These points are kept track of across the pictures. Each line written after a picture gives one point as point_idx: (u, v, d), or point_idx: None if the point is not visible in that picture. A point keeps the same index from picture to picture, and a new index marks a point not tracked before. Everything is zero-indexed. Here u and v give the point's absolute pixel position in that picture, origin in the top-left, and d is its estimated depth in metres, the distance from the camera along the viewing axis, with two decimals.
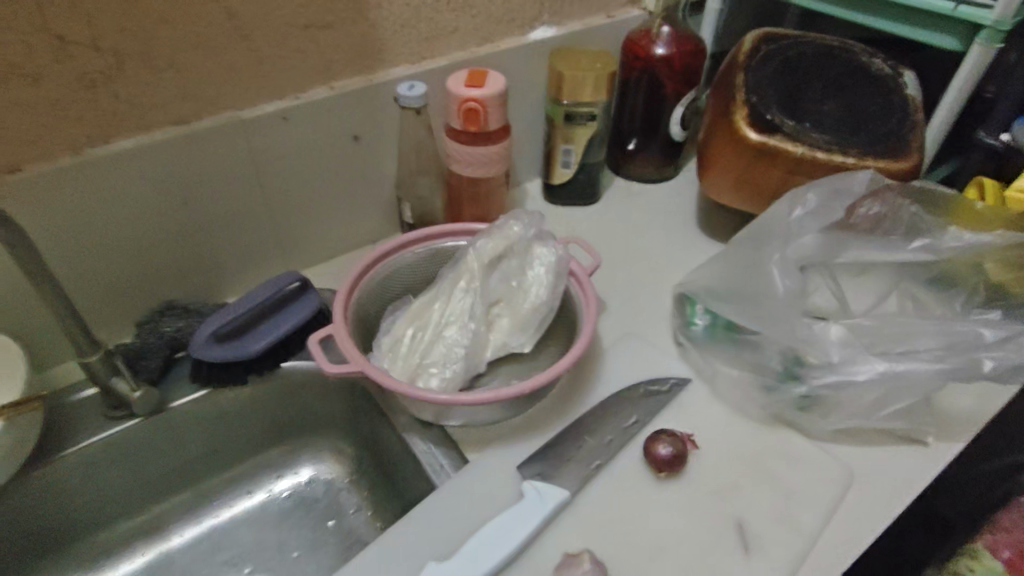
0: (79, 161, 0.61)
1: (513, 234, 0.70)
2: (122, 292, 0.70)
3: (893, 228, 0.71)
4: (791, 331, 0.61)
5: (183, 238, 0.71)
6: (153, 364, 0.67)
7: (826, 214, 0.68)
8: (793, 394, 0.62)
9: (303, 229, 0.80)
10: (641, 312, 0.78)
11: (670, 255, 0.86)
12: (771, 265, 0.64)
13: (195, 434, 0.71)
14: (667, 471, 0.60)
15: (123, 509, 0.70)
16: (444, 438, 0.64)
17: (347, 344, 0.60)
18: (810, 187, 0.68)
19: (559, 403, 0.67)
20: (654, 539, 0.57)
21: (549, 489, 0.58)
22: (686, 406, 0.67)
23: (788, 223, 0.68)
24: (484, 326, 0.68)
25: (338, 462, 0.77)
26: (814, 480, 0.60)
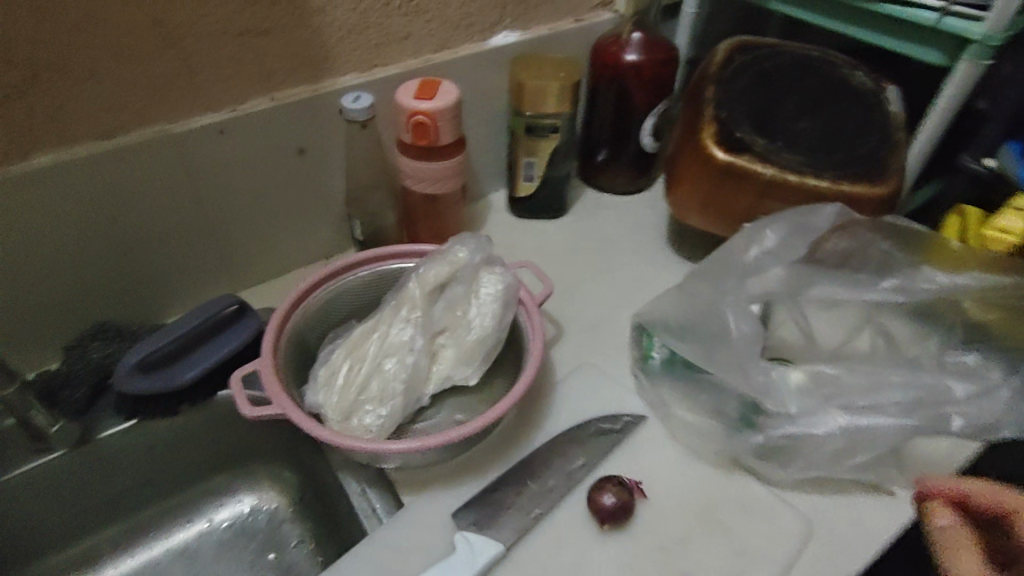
0: None
1: (459, 259, 0.66)
2: (47, 319, 0.64)
3: (864, 264, 0.69)
4: (745, 378, 0.58)
5: (113, 260, 0.65)
6: (78, 394, 0.63)
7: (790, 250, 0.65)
8: (751, 443, 0.58)
9: (251, 248, 0.74)
10: (600, 340, 0.73)
11: (637, 276, 0.82)
12: (723, 308, 0.61)
13: (124, 465, 0.66)
14: (610, 524, 0.57)
15: (48, 543, 0.65)
16: (379, 479, 0.61)
17: (271, 384, 0.56)
18: (769, 224, 0.65)
19: (504, 443, 0.63)
20: None
21: (482, 543, 0.55)
22: (641, 448, 0.62)
23: (742, 260, 0.65)
24: (426, 358, 0.64)
25: (280, 491, 0.72)
26: (772, 535, 0.57)
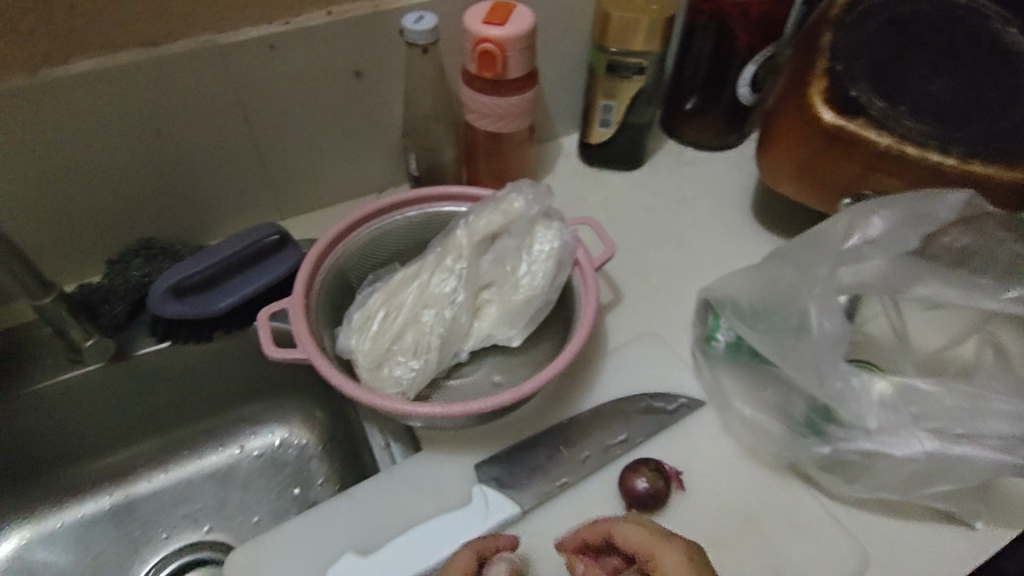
0: (32, 81, 0.53)
1: (512, 210, 0.60)
2: (86, 228, 0.64)
3: (984, 265, 0.58)
4: (818, 382, 0.50)
5: (160, 174, 0.64)
6: (117, 309, 0.63)
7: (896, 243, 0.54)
8: (814, 452, 0.51)
9: (298, 174, 0.71)
10: (662, 312, 0.67)
11: (711, 244, 0.74)
12: (805, 301, 0.52)
13: (163, 382, 0.67)
14: (638, 509, 0.52)
15: (89, 448, 0.67)
16: (404, 434, 0.58)
17: (299, 323, 0.53)
18: (877, 207, 0.54)
19: (541, 412, 0.58)
20: None
21: (498, 501, 0.51)
22: (690, 434, 0.57)
23: (837, 251, 0.54)
24: (468, 313, 0.59)
25: (312, 429, 0.71)
26: (822, 554, 0.51)
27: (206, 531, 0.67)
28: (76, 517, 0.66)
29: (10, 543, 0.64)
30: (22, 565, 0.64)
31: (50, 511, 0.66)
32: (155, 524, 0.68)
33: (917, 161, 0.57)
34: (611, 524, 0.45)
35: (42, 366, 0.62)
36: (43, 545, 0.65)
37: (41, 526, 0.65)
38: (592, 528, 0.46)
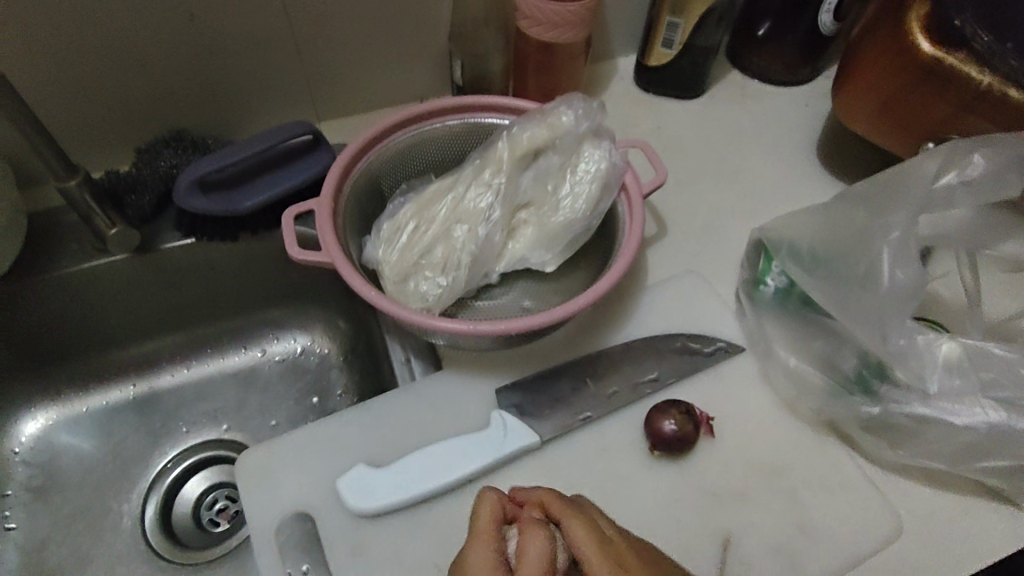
0: None
1: (560, 124, 0.55)
2: (113, 111, 0.61)
3: None
4: (879, 338, 0.46)
5: (192, 61, 0.60)
6: (143, 201, 0.60)
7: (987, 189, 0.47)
8: (861, 411, 0.48)
9: (334, 74, 0.67)
10: (708, 252, 0.62)
11: (768, 185, 0.69)
12: (879, 246, 0.47)
13: (188, 281, 0.65)
14: (661, 451, 0.50)
15: (115, 338, 0.67)
16: (426, 351, 0.56)
17: (324, 227, 0.50)
18: (981, 144, 0.47)
19: (570, 342, 0.56)
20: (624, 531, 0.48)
21: (516, 427, 0.49)
22: (725, 381, 0.54)
23: (927, 191, 0.48)
24: (503, 232, 0.56)
25: (334, 339, 0.70)
26: (851, 517, 0.48)
27: (225, 430, 0.68)
28: (100, 404, 0.67)
29: (37, 422, 0.65)
30: (48, 445, 0.65)
31: (77, 396, 0.67)
32: (176, 419, 0.68)
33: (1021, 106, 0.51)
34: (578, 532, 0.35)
35: (68, 252, 0.61)
36: (68, 428, 0.66)
37: (69, 409, 0.66)
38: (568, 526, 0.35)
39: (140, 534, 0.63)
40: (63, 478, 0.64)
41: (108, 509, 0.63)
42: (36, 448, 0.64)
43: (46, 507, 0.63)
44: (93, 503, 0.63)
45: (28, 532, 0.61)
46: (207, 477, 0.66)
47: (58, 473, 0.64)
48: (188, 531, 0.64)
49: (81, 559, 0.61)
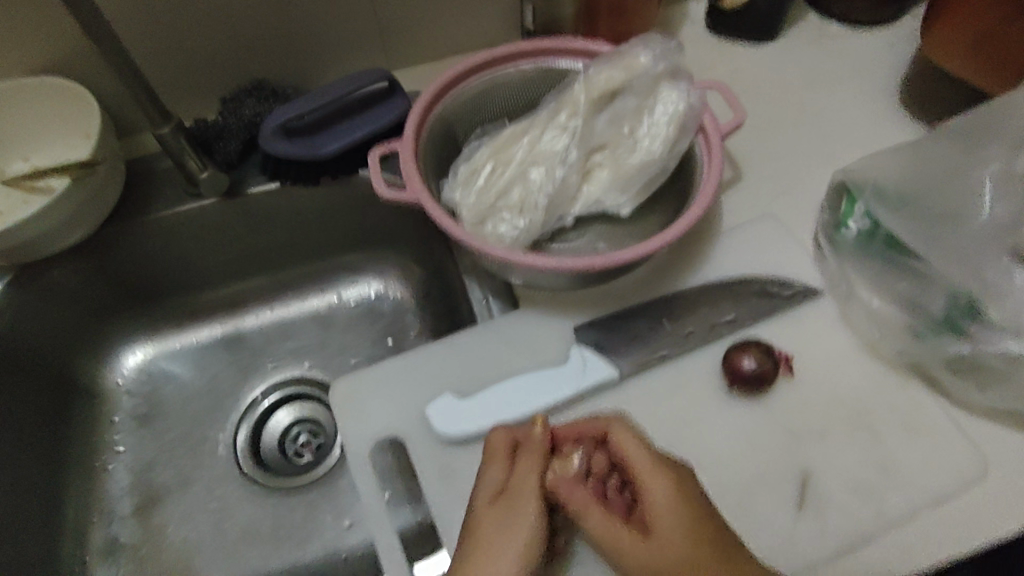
0: None
1: (637, 64, 0.55)
2: (200, 64, 0.64)
3: None
4: (972, 273, 0.47)
5: (272, 11, 0.62)
6: (230, 147, 0.63)
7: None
8: (946, 351, 0.48)
9: (405, 23, 0.67)
10: (783, 196, 0.61)
11: (848, 127, 0.66)
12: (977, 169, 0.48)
13: (272, 224, 0.68)
14: (739, 388, 0.50)
15: (204, 279, 0.71)
16: (503, 290, 0.57)
17: (409, 165, 0.52)
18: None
19: (646, 282, 0.56)
20: (699, 451, 0.49)
21: (596, 362, 0.51)
22: (802, 322, 0.54)
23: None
24: (577, 175, 0.56)
25: (408, 283, 0.73)
26: (929, 459, 0.48)
27: (308, 367, 0.72)
28: (192, 341, 0.72)
29: (138, 356, 0.70)
30: (150, 378, 0.70)
31: (170, 333, 0.72)
32: (262, 357, 0.72)
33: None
34: (643, 446, 0.43)
35: (163, 195, 0.64)
36: (165, 362, 0.71)
37: (162, 346, 0.71)
38: (630, 449, 0.43)
39: (235, 459, 0.67)
40: (164, 407, 0.69)
41: (206, 438, 0.68)
42: (138, 381, 0.70)
43: (151, 434, 0.68)
44: (191, 431, 0.68)
45: (136, 455, 0.67)
46: (294, 410, 0.70)
47: (160, 404, 0.69)
48: (276, 460, 0.68)
49: (184, 482, 0.66)
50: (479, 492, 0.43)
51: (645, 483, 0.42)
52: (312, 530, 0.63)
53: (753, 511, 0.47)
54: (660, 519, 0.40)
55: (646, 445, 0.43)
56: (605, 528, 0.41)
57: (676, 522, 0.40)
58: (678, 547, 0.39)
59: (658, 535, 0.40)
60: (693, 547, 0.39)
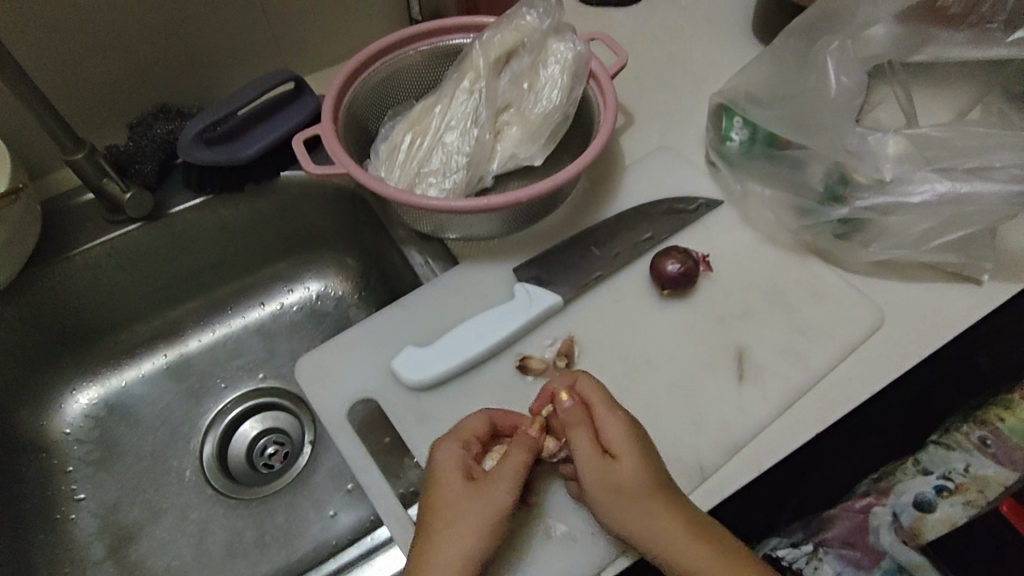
0: None
1: (525, 25, 0.60)
2: (101, 93, 0.64)
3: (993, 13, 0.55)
4: (838, 143, 0.54)
5: (166, 32, 0.63)
6: (147, 168, 0.63)
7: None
8: (831, 218, 0.55)
9: (298, 28, 0.70)
10: (673, 129, 0.68)
11: (713, 62, 0.73)
12: (822, 56, 0.56)
13: (201, 242, 0.69)
14: (670, 290, 0.56)
15: (138, 311, 0.70)
16: (441, 252, 0.61)
17: (333, 144, 0.55)
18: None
19: (571, 219, 0.61)
20: (646, 352, 0.54)
21: (539, 293, 0.55)
22: (711, 227, 0.60)
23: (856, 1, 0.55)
24: (490, 133, 0.61)
25: (347, 279, 0.75)
26: (839, 316, 0.55)
27: (261, 378, 0.72)
28: (136, 376, 0.71)
29: (82, 400, 0.69)
30: (98, 420, 0.69)
31: (113, 372, 0.70)
32: (211, 378, 0.72)
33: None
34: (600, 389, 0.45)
35: (85, 229, 0.64)
36: (113, 402, 0.70)
37: (106, 385, 0.70)
38: (588, 393, 0.45)
39: (204, 481, 0.66)
40: (119, 446, 0.68)
41: (168, 468, 0.67)
42: (86, 426, 0.68)
43: (109, 476, 0.66)
44: (153, 464, 0.67)
45: (98, 499, 0.65)
46: (258, 422, 0.70)
47: (114, 444, 0.68)
48: (246, 474, 0.68)
49: (156, 513, 0.65)
50: (447, 472, 0.44)
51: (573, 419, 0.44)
52: (298, 528, 0.63)
53: (703, 393, 0.52)
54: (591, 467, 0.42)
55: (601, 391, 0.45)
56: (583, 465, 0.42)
57: (623, 455, 0.42)
58: (612, 481, 0.42)
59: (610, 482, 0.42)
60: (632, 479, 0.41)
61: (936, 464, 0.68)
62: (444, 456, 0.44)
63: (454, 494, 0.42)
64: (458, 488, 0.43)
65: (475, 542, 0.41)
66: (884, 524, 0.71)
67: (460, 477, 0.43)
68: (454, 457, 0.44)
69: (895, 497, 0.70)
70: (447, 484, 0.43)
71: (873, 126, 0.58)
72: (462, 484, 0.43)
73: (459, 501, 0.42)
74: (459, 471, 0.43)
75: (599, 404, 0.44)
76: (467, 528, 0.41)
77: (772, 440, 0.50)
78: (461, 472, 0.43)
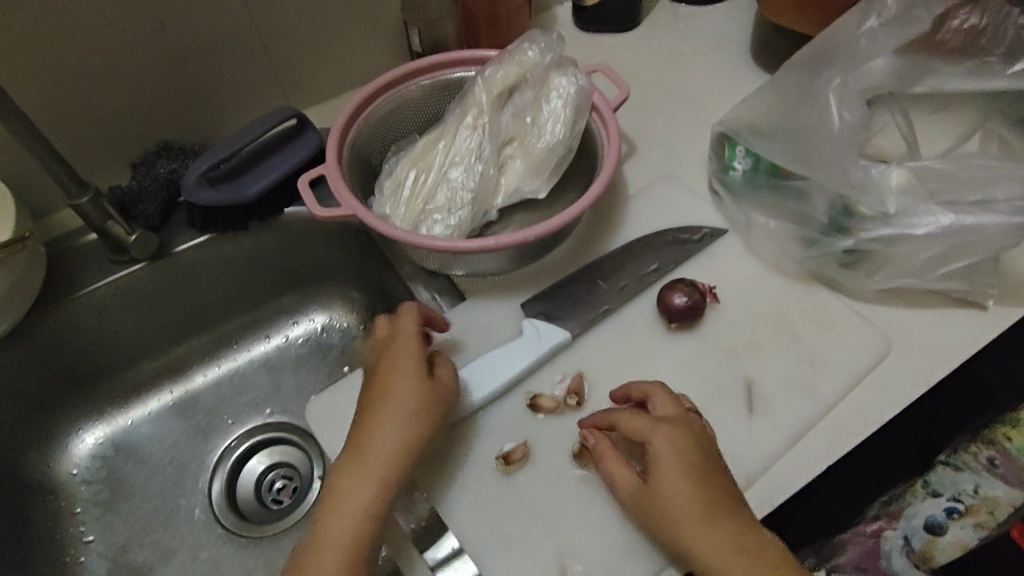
0: None
1: (527, 60, 0.61)
2: (104, 134, 0.64)
3: (993, 44, 0.56)
4: (841, 176, 0.54)
5: (169, 72, 0.63)
6: (150, 210, 0.63)
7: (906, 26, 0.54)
8: (837, 249, 0.56)
9: (300, 64, 0.70)
10: (676, 158, 0.68)
11: (713, 89, 0.74)
12: (826, 92, 0.56)
13: (205, 279, 0.69)
14: (678, 322, 0.56)
15: (143, 350, 0.70)
16: (448, 287, 0.61)
17: (339, 185, 0.55)
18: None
19: (576, 252, 0.61)
20: None
21: (548, 330, 0.55)
22: (716, 257, 0.60)
23: (856, 38, 0.56)
24: (494, 168, 0.61)
25: (352, 310, 0.75)
26: (847, 346, 0.55)
27: (268, 413, 0.72)
28: (143, 414, 0.71)
29: (88, 440, 0.69)
30: (105, 460, 0.68)
31: (119, 411, 0.70)
32: (218, 414, 0.72)
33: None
34: (639, 414, 0.47)
35: (90, 270, 0.63)
36: (119, 442, 0.69)
37: (112, 425, 0.70)
38: (627, 422, 0.47)
39: (213, 520, 0.66)
40: (127, 486, 0.67)
41: (177, 507, 0.67)
42: (93, 467, 0.68)
43: (117, 516, 0.66)
44: (162, 503, 0.67)
45: (107, 541, 0.65)
46: (265, 457, 0.70)
47: (121, 484, 0.67)
48: (255, 511, 0.68)
49: (165, 553, 0.64)
50: (399, 360, 0.48)
51: (638, 427, 0.46)
52: None
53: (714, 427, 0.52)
54: (660, 472, 0.44)
55: (647, 414, 0.46)
56: (633, 485, 0.45)
57: (666, 482, 0.43)
58: (659, 503, 0.43)
59: (663, 493, 0.43)
60: (676, 505, 0.43)
61: (946, 485, 0.67)
62: (400, 346, 0.49)
63: (402, 386, 0.47)
64: (406, 380, 0.47)
65: (412, 425, 0.46)
66: (896, 548, 0.70)
67: (413, 377, 0.47)
68: (409, 348, 0.49)
69: (905, 520, 0.69)
70: (399, 374, 0.47)
71: (876, 156, 0.59)
72: (410, 379, 0.47)
73: (401, 395, 0.47)
74: (410, 364, 0.48)
75: (649, 426, 0.45)
76: (400, 411, 0.46)
77: (783, 473, 0.50)
78: (410, 364, 0.48)
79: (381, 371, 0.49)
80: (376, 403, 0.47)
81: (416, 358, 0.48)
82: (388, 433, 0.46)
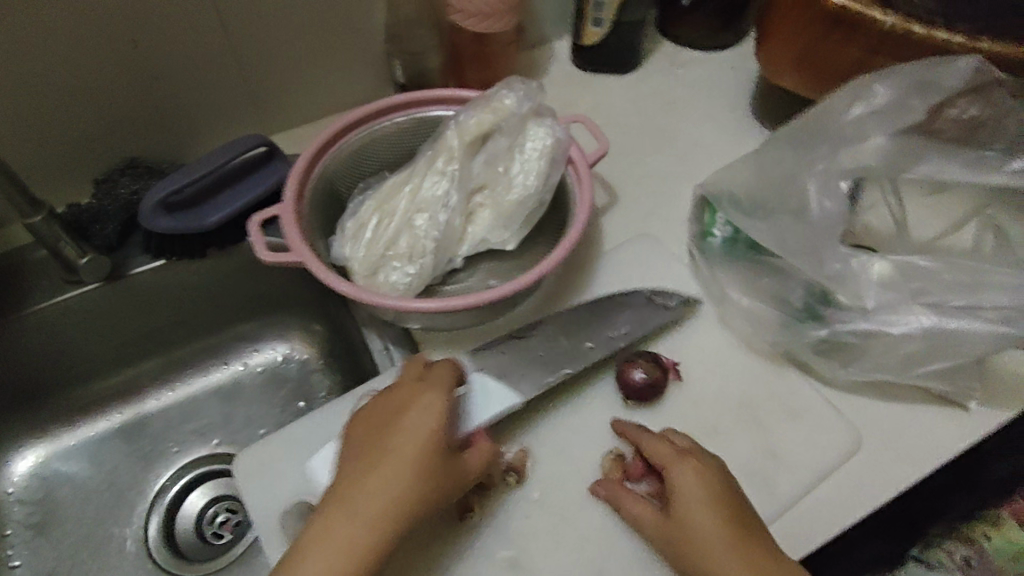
0: None
1: (504, 107, 0.58)
2: (66, 147, 0.62)
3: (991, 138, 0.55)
4: (816, 263, 0.51)
5: (137, 89, 0.61)
6: (108, 230, 0.62)
7: (895, 116, 0.53)
8: (812, 337, 0.52)
9: (278, 87, 0.68)
10: (658, 214, 0.65)
11: (706, 144, 0.71)
12: (806, 178, 0.53)
13: (161, 302, 0.66)
14: (633, 400, 0.53)
15: (94, 369, 0.68)
16: (402, 337, 0.58)
17: (290, 229, 0.52)
18: (879, 76, 0.53)
19: (539, 310, 0.58)
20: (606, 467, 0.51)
21: (498, 391, 0.51)
22: (685, 329, 0.57)
23: (840, 122, 0.54)
24: (461, 216, 0.58)
25: (313, 343, 0.72)
26: (814, 439, 0.52)
27: (215, 444, 0.69)
28: (89, 434, 0.68)
29: (29, 459, 0.66)
30: (43, 481, 0.66)
31: (65, 430, 0.68)
32: (164, 441, 0.69)
33: (962, 52, 0.52)
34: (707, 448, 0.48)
35: (40, 287, 0.61)
36: (60, 462, 0.67)
37: (55, 444, 0.67)
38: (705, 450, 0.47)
39: (146, 555, 0.64)
40: (62, 510, 0.65)
41: (111, 536, 0.65)
42: (30, 487, 0.66)
43: (48, 542, 0.64)
44: (95, 531, 0.65)
45: (34, 567, 0.63)
46: (208, 491, 0.68)
47: (56, 508, 0.65)
48: (193, 546, 0.65)
49: None
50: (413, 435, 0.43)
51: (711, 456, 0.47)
52: None
53: None
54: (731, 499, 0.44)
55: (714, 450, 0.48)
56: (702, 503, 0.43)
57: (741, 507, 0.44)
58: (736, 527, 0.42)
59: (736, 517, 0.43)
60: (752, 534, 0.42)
61: None
62: (416, 416, 0.44)
63: (403, 447, 0.43)
64: (406, 449, 0.43)
65: (400, 498, 0.41)
66: None
67: (421, 443, 0.43)
68: (428, 420, 0.44)
69: None
70: (396, 437, 0.43)
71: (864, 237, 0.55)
72: (410, 452, 0.43)
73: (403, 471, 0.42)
74: (420, 437, 0.43)
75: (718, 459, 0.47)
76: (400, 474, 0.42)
77: None
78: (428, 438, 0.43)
79: (383, 422, 0.45)
80: (371, 456, 0.43)
81: (425, 428, 0.44)
82: (367, 496, 0.41)
